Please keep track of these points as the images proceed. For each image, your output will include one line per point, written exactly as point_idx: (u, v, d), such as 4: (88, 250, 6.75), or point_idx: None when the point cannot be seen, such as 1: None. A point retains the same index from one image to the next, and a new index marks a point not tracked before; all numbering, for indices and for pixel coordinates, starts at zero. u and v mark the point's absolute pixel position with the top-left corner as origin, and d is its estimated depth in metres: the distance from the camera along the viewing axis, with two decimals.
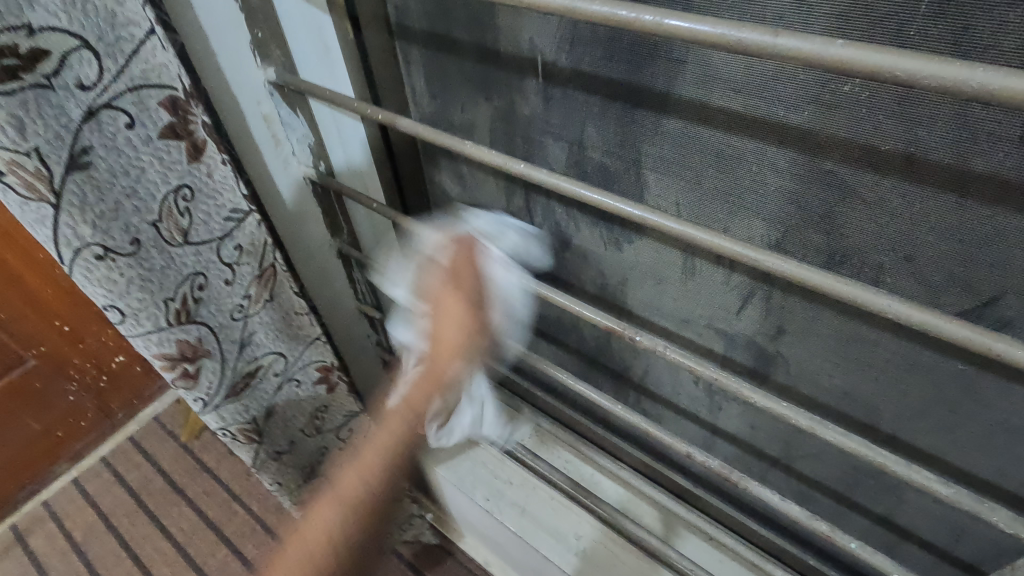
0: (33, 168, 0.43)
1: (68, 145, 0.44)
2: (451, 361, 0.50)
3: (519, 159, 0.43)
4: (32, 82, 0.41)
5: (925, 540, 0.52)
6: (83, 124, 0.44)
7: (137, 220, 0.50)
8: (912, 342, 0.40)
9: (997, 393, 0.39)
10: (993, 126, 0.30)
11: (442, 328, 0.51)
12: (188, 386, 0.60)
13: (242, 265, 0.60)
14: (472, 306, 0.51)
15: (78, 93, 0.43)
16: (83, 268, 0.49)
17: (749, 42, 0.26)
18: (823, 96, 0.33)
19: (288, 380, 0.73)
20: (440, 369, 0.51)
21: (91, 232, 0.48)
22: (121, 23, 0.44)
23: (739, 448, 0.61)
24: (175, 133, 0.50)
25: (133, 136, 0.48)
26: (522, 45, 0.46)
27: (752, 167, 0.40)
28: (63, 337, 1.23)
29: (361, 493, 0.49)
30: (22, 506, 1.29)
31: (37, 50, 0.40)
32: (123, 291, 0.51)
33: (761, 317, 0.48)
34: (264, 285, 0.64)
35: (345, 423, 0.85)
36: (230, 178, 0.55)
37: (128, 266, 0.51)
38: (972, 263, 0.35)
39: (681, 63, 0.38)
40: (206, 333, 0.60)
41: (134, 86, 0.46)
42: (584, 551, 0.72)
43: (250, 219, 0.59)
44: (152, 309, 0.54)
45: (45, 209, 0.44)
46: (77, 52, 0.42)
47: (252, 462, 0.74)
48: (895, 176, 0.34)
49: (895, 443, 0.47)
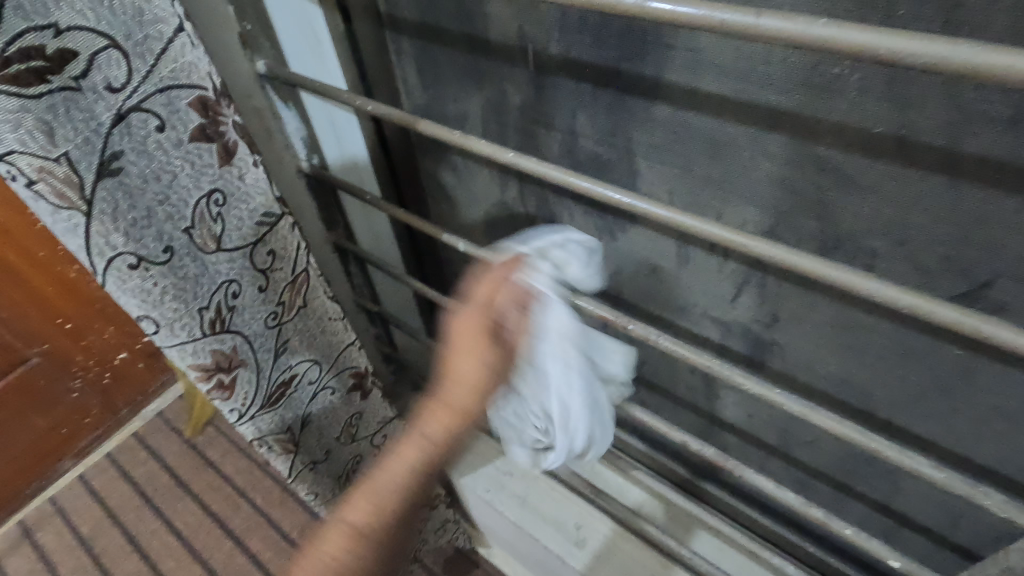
0: (64, 174, 0.40)
1: (97, 150, 0.41)
2: (460, 403, 0.45)
3: (507, 148, 0.43)
4: (59, 85, 0.38)
5: (923, 526, 0.52)
6: (113, 127, 0.41)
7: (171, 227, 0.48)
8: (907, 327, 0.40)
9: (994, 378, 0.38)
10: (983, 107, 0.29)
11: (461, 364, 0.45)
12: (224, 397, 0.59)
13: (276, 272, 0.57)
14: (488, 352, 0.45)
15: (106, 95, 0.40)
16: (118, 278, 0.46)
17: (731, 24, 0.26)
18: (813, 79, 0.33)
19: (323, 390, 0.71)
20: (452, 405, 0.45)
21: (123, 240, 0.45)
22: (149, 20, 0.40)
23: (737, 436, 0.61)
24: (206, 135, 0.46)
25: (163, 140, 0.44)
26: (512, 35, 0.45)
27: (748, 154, 0.39)
28: (65, 335, 1.23)
29: (359, 536, 0.45)
30: (32, 502, 1.30)
31: (65, 51, 0.37)
32: (157, 301, 0.49)
33: (756, 304, 0.47)
34: (297, 293, 0.61)
35: (378, 431, 0.82)
36: (263, 180, 0.51)
37: (162, 275, 0.48)
38: (965, 245, 0.34)
39: (672, 52, 0.37)
40: (240, 343, 0.58)
41: (163, 86, 0.43)
42: (585, 541, 0.73)
43: (283, 223, 0.55)
44: (187, 320, 0.52)
45: (76, 217, 0.42)
46: (105, 53, 0.39)
47: (287, 472, 0.74)
48: (889, 161, 0.34)
49: (892, 429, 0.47)
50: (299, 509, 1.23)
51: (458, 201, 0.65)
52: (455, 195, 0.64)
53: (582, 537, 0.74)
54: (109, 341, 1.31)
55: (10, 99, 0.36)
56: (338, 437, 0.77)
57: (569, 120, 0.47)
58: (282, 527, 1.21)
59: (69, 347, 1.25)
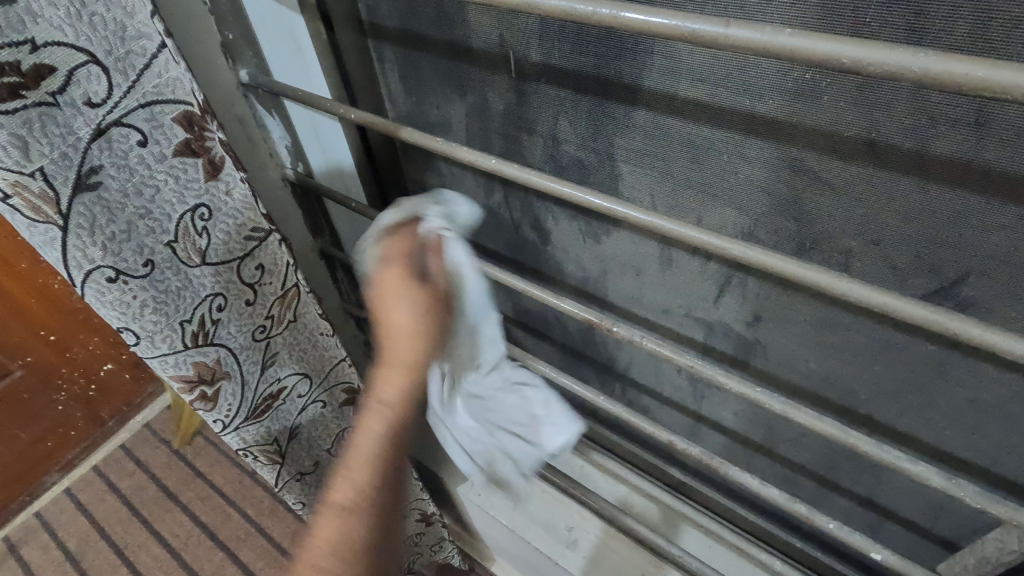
0: (38, 189, 0.39)
1: (75, 165, 0.41)
2: (403, 354, 0.44)
3: (490, 156, 0.43)
4: (36, 100, 0.37)
5: (907, 520, 0.53)
6: (93, 142, 0.41)
7: (154, 241, 0.47)
8: (885, 324, 0.41)
9: (966, 372, 0.39)
10: (947, 110, 0.30)
11: (393, 315, 0.45)
12: (207, 408, 0.59)
13: (264, 286, 0.57)
14: (416, 290, 0.46)
15: (86, 110, 0.40)
16: (96, 291, 0.46)
17: (701, 33, 0.27)
18: (787, 84, 0.34)
19: (311, 403, 0.71)
20: (406, 361, 0.44)
21: (102, 254, 0.44)
22: (130, 36, 0.40)
23: (723, 435, 0.62)
24: (190, 149, 0.46)
25: (145, 154, 0.44)
26: (492, 42, 0.46)
27: (726, 158, 0.40)
28: (49, 347, 1.22)
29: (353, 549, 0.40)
30: (16, 518, 1.28)
31: (42, 66, 0.37)
32: (136, 314, 0.48)
33: (738, 304, 0.48)
34: (287, 306, 0.61)
35: None
36: (248, 196, 0.52)
37: (142, 287, 0.48)
38: (935, 244, 0.35)
39: (649, 58, 0.38)
40: (225, 355, 0.57)
41: (145, 102, 0.42)
42: (576, 542, 0.74)
43: (271, 238, 0.56)
44: (168, 332, 0.51)
45: (52, 231, 0.42)
46: (85, 69, 0.39)
47: (274, 482, 0.73)
48: (860, 163, 0.35)
49: (873, 424, 0.48)
50: (290, 519, 1.22)
51: None
52: None
53: (574, 538, 0.75)
54: (94, 353, 1.29)
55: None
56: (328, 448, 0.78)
57: (551, 126, 0.48)
58: (272, 536, 1.20)
59: (54, 359, 1.23)
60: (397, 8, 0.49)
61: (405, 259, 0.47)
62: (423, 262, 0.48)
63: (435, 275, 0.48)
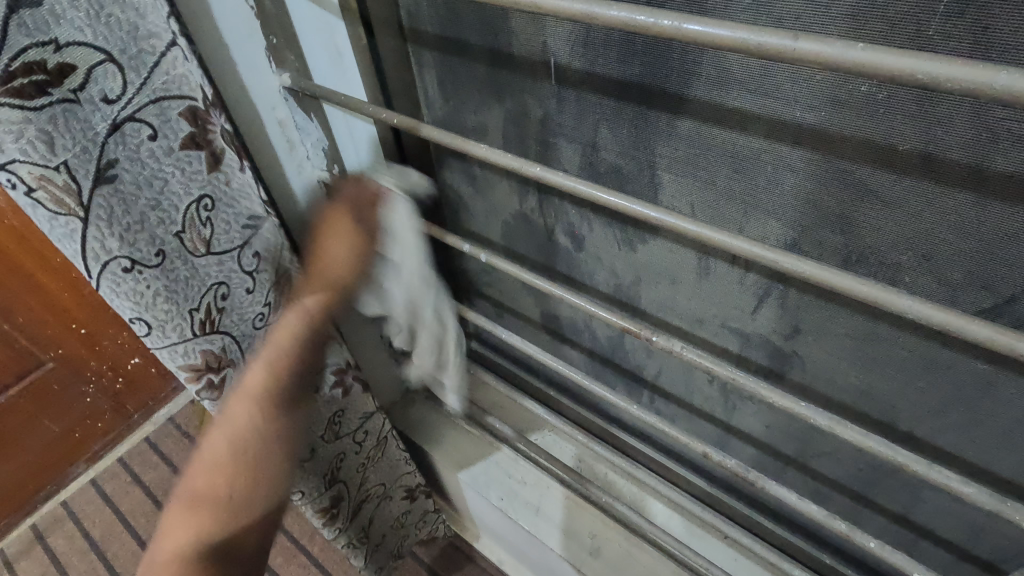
0: (63, 182, 0.40)
1: (94, 158, 0.41)
2: (328, 272, 0.53)
3: (535, 163, 0.43)
4: (60, 97, 0.38)
5: (944, 539, 0.52)
6: (109, 137, 0.41)
7: (163, 231, 0.46)
8: (932, 341, 0.40)
9: (1015, 392, 0.39)
10: (1009, 126, 0.30)
11: (328, 245, 0.53)
12: (213, 397, 0.57)
13: (261, 273, 0.55)
14: (352, 227, 0.52)
15: (103, 106, 0.40)
16: (111, 280, 0.46)
17: (765, 45, 0.26)
18: (840, 95, 0.33)
19: None
20: (330, 281, 0.53)
21: (119, 244, 0.44)
22: (142, 35, 0.40)
23: (753, 447, 0.61)
24: (195, 142, 0.45)
25: (155, 148, 0.43)
26: (535, 49, 0.46)
27: (771, 168, 0.40)
28: (79, 339, 1.24)
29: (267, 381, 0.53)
30: (44, 506, 1.30)
31: (64, 65, 0.37)
32: (150, 304, 0.48)
33: (777, 316, 0.48)
34: (281, 292, 0.58)
35: (361, 425, 0.75)
36: (251, 185, 0.50)
37: (155, 277, 0.47)
38: (989, 260, 0.35)
39: (698, 68, 0.38)
40: (230, 343, 0.56)
41: (156, 98, 0.42)
42: (600, 550, 0.73)
43: (267, 225, 0.53)
44: (179, 321, 0.50)
45: (74, 223, 0.41)
46: (101, 67, 0.39)
47: None
48: (914, 177, 0.34)
49: (914, 441, 0.47)
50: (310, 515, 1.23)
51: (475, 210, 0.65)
52: (474, 206, 0.65)
53: (597, 546, 0.74)
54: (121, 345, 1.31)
55: (12, 111, 0.36)
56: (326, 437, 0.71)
57: (592, 134, 0.48)
58: (292, 532, 1.22)
59: (83, 349, 1.26)
60: (440, 14, 0.49)
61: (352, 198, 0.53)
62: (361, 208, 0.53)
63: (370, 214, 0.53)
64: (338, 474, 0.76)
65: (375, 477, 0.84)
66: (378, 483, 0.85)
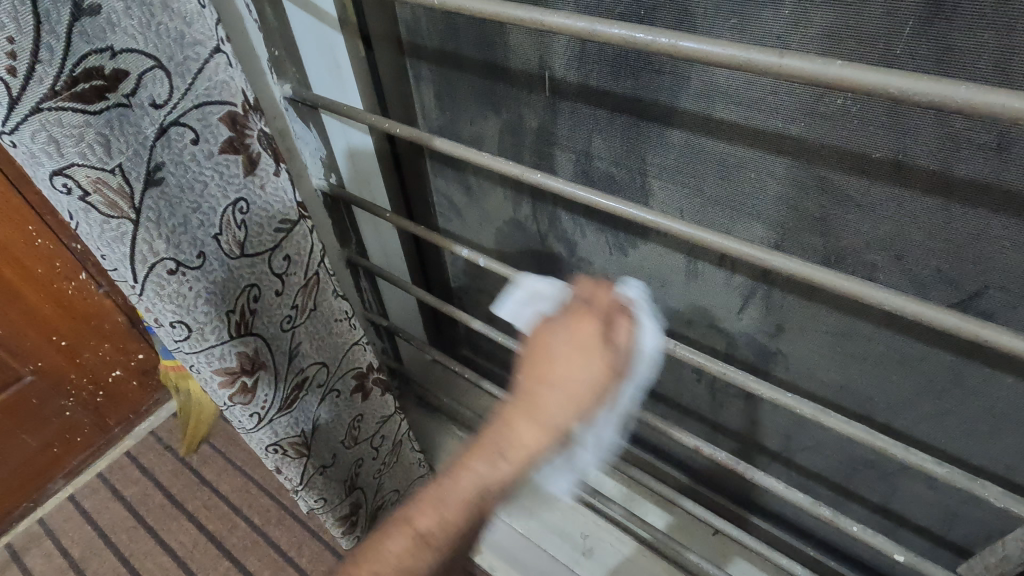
0: (116, 184, 0.39)
1: (145, 161, 0.40)
2: (549, 412, 0.37)
3: (536, 170, 0.44)
4: (115, 102, 0.37)
5: (920, 526, 0.55)
6: (156, 141, 0.40)
7: (204, 233, 0.46)
8: (905, 335, 0.43)
9: (983, 380, 0.42)
10: (972, 135, 0.33)
11: (565, 372, 0.37)
12: (245, 401, 0.56)
13: (290, 276, 0.55)
14: (598, 355, 0.38)
15: (153, 111, 0.40)
16: (156, 284, 0.45)
17: (756, 62, 0.29)
18: (817, 108, 0.36)
19: (328, 392, 0.67)
20: (545, 423, 0.37)
21: (165, 247, 0.44)
22: (189, 42, 0.40)
23: (739, 443, 0.64)
24: (234, 147, 0.45)
25: (197, 152, 0.43)
26: (531, 62, 0.48)
27: (754, 176, 0.42)
28: (60, 352, 1.20)
29: (439, 539, 0.38)
30: (18, 525, 1.27)
31: (119, 71, 0.37)
32: (192, 306, 0.47)
33: (761, 315, 0.50)
34: (310, 295, 0.58)
35: (377, 429, 0.77)
36: (285, 187, 0.50)
37: (196, 279, 0.46)
38: (957, 258, 0.38)
39: (687, 82, 0.41)
40: (261, 345, 0.55)
41: (198, 103, 0.42)
42: (591, 549, 0.76)
43: (299, 227, 0.53)
44: (216, 324, 0.49)
45: (124, 226, 0.41)
46: (150, 73, 0.38)
47: (297, 480, 0.69)
48: (885, 182, 0.37)
49: (890, 432, 0.50)
50: (297, 527, 1.21)
51: (471, 218, 0.67)
52: (467, 213, 0.67)
53: (589, 546, 0.76)
54: (104, 357, 1.28)
55: (74, 116, 0.36)
56: (346, 441, 0.73)
57: (585, 143, 0.50)
58: (278, 545, 1.19)
59: (64, 361, 1.22)
60: (439, 29, 0.51)
61: (595, 315, 0.39)
62: (607, 331, 0.39)
63: (619, 338, 0.39)
64: (356, 483, 0.78)
65: (391, 483, 0.86)
66: (393, 489, 0.87)
